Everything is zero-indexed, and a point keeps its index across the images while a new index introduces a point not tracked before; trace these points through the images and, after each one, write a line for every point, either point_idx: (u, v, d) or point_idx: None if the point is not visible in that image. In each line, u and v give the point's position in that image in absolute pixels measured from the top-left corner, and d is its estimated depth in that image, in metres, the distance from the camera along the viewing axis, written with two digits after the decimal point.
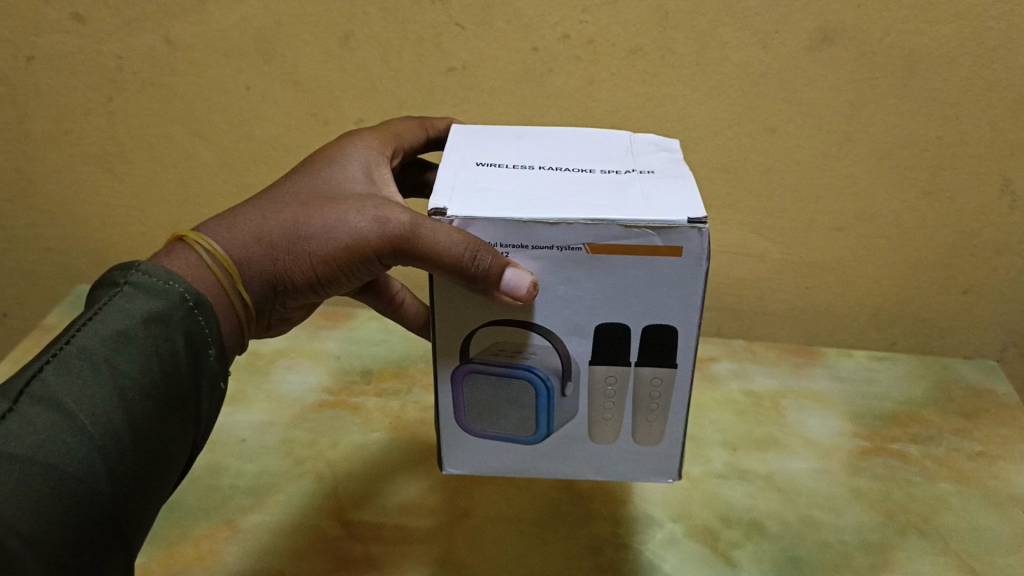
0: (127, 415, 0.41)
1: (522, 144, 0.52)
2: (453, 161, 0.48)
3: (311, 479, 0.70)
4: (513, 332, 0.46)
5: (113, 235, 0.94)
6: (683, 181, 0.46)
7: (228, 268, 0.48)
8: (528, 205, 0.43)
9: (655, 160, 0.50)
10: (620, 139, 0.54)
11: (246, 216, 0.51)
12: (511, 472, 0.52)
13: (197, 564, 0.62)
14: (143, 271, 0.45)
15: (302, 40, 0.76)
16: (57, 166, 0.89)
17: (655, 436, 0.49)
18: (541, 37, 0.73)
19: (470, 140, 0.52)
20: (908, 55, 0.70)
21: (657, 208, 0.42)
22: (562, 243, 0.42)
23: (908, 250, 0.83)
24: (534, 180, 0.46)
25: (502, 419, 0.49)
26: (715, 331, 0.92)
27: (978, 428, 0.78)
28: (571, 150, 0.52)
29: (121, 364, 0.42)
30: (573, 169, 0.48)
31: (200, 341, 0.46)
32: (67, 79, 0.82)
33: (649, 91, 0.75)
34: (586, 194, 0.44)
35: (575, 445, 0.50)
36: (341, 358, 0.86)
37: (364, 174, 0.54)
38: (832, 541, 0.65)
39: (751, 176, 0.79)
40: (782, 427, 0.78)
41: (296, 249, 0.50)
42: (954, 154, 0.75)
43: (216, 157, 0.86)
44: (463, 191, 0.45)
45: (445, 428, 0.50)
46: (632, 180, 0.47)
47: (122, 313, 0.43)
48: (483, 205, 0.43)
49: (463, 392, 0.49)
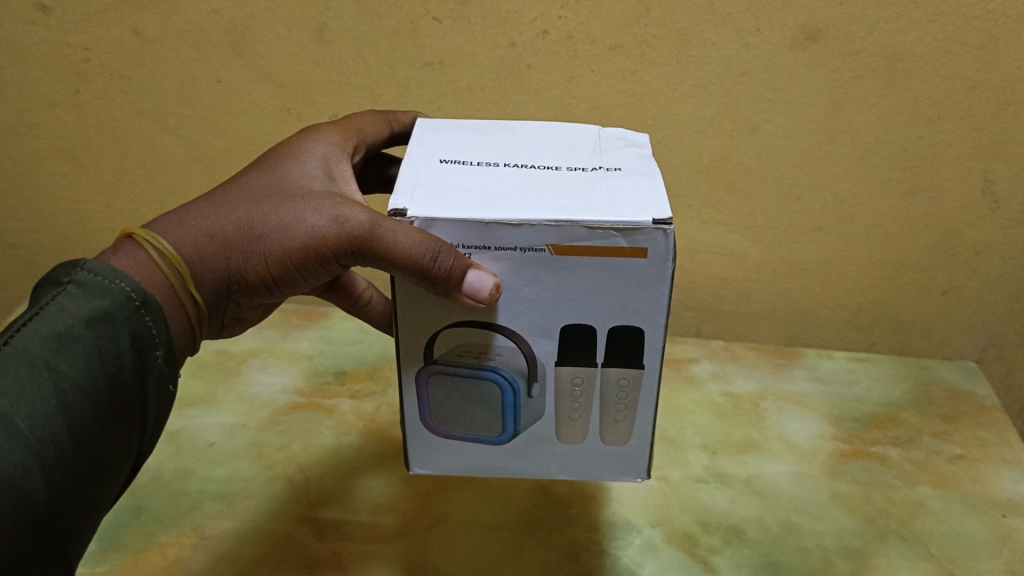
0: (67, 420, 0.40)
1: (487, 140, 0.51)
2: (416, 158, 0.47)
3: (282, 483, 0.69)
4: (478, 332, 0.45)
5: (80, 231, 0.92)
6: (649, 178, 0.45)
7: (178, 266, 0.47)
8: (491, 205, 0.41)
9: (623, 156, 0.49)
10: (588, 134, 0.53)
11: (199, 212, 0.49)
12: (478, 472, 0.50)
13: (163, 571, 0.60)
14: (87, 269, 0.43)
15: (275, 32, 0.74)
16: (23, 160, 0.86)
17: (623, 436, 0.48)
18: (519, 32, 0.72)
19: (434, 135, 0.51)
20: (890, 55, 0.69)
21: (622, 208, 0.41)
22: (525, 243, 0.41)
23: (888, 251, 0.82)
24: (498, 178, 0.45)
25: (467, 420, 0.48)
26: (695, 331, 0.92)
27: (958, 431, 0.78)
28: (536, 145, 0.50)
29: (61, 366, 0.40)
30: (538, 167, 0.46)
31: (146, 342, 0.44)
32: (31, 71, 0.80)
33: (629, 89, 0.74)
34: (550, 193, 0.43)
35: (542, 444, 0.49)
36: (315, 358, 0.85)
37: (324, 170, 0.52)
38: (812, 546, 0.64)
39: (731, 176, 0.78)
40: (760, 430, 0.77)
41: (250, 247, 0.48)
42: (936, 154, 0.75)
43: (186, 152, 0.84)
44: (425, 190, 0.43)
45: (409, 427, 0.49)
46: (597, 178, 0.45)
47: (64, 312, 0.42)
48: (445, 205, 0.42)
49: (426, 393, 0.47)
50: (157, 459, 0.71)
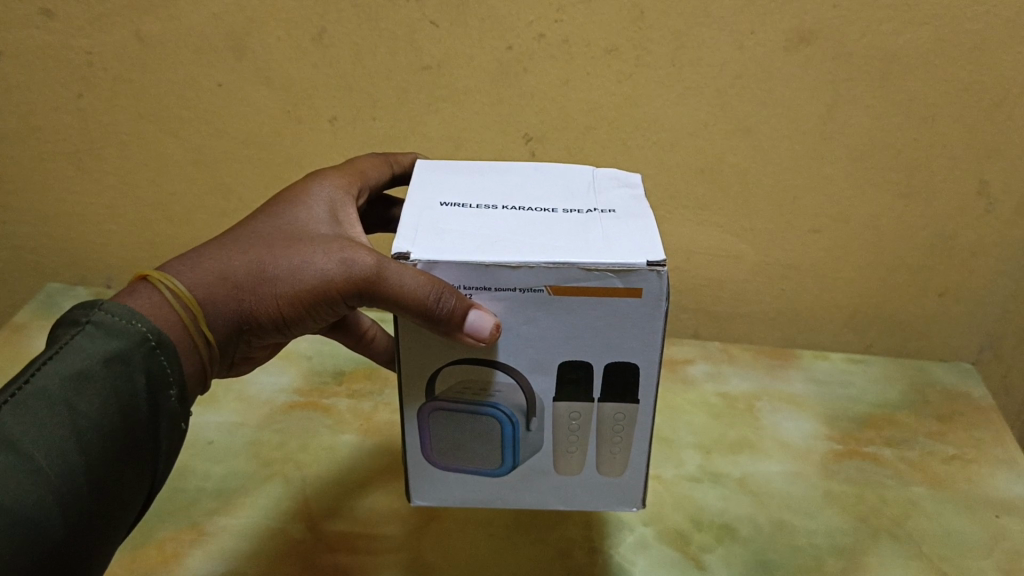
0: (84, 457, 0.41)
1: (485, 182, 0.51)
2: (416, 201, 0.48)
3: (279, 482, 0.69)
4: (478, 369, 0.46)
5: (83, 232, 0.93)
6: (642, 220, 0.46)
7: (191, 307, 0.47)
8: (491, 248, 0.42)
9: (616, 198, 0.50)
10: (583, 175, 0.53)
11: (210, 255, 0.50)
12: (478, 503, 0.51)
13: (160, 567, 0.61)
14: (105, 310, 0.45)
15: (274, 36, 0.75)
16: (27, 162, 0.87)
17: (619, 467, 0.49)
18: (516, 35, 0.73)
19: (433, 178, 0.52)
20: (884, 57, 0.70)
21: (616, 249, 0.42)
22: (524, 283, 0.42)
23: (884, 251, 0.82)
24: (496, 221, 0.45)
25: (467, 453, 0.49)
26: (692, 333, 0.92)
27: (952, 431, 0.78)
28: (532, 187, 0.51)
29: (79, 405, 0.41)
30: (534, 210, 0.47)
31: (160, 381, 0.45)
32: (36, 75, 0.81)
33: (625, 91, 0.75)
34: (547, 236, 0.44)
35: (540, 476, 0.50)
36: (314, 358, 0.85)
37: (330, 213, 0.54)
38: (804, 545, 0.64)
39: (727, 176, 0.79)
40: (755, 430, 0.77)
41: (260, 288, 0.49)
42: (931, 155, 0.75)
43: (188, 155, 0.85)
44: (426, 233, 0.44)
45: (410, 461, 0.49)
46: (592, 220, 0.46)
47: (81, 352, 0.43)
48: (446, 248, 0.42)
49: (427, 429, 0.48)
50: None
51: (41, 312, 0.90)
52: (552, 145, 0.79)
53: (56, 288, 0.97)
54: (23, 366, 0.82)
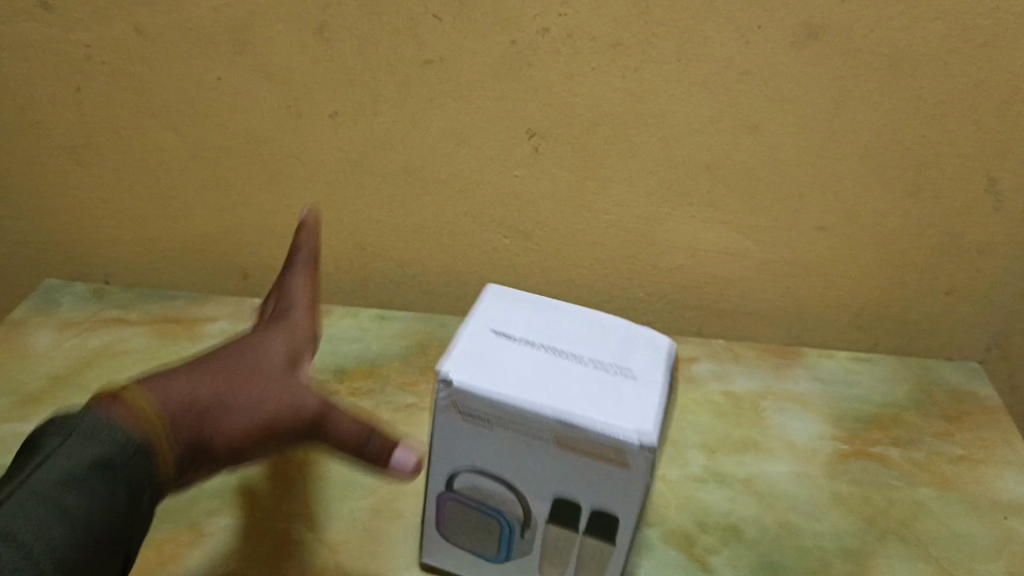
0: (75, 558, 0.44)
1: (530, 313, 0.56)
2: (469, 323, 0.54)
3: (279, 481, 0.69)
4: (480, 392, 0.49)
5: (77, 227, 0.91)
6: (654, 391, 0.50)
7: (160, 426, 0.50)
8: (516, 391, 0.50)
9: (641, 358, 0.53)
10: (617, 323, 0.57)
11: (177, 382, 0.52)
12: (507, 504, 0.54)
13: (159, 568, 0.61)
14: (89, 420, 0.48)
15: (275, 30, 0.75)
16: (22, 156, 0.86)
17: (628, 482, 0.50)
18: (519, 29, 0.72)
19: (488, 297, 0.57)
20: (891, 52, 0.70)
21: (616, 419, 0.48)
22: (536, 429, 0.50)
23: (891, 249, 0.81)
24: (529, 365, 0.52)
25: (495, 458, 0.53)
26: (697, 330, 0.89)
27: (959, 431, 0.77)
28: (568, 328, 0.55)
29: (70, 506, 0.45)
30: (564, 357, 0.53)
31: (141, 485, 0.48)
32: (34, 68, 0.80)
33: (630, 86, 0.74)
34: (566, 391, 0.50)
35: (560, 480, 0.52)
36: (315, 356, 0.83)
37: (285, 358, 0.58)
38: (811, 547, 0.64)
39: (732, 173, 0.78)
40: (760, 430, 0.76)
41: (222, 416, 0.53)
42: (938, 153, 0.75)
43: (187, 149, 0.83)
44: (466, 356, 0.52)
45: (444, 461, 0.54)
46: (608, 378, 0.51)
47: (71, 458, 0.46)
48: (478, 373, 0.50)
49: (456, 435, 0.52)
50: None
51: (36, 307, 0.89)
52: (557, 142, 0.78)
53: (54, 283, 0.95)
54: (19, 363, 0.81)
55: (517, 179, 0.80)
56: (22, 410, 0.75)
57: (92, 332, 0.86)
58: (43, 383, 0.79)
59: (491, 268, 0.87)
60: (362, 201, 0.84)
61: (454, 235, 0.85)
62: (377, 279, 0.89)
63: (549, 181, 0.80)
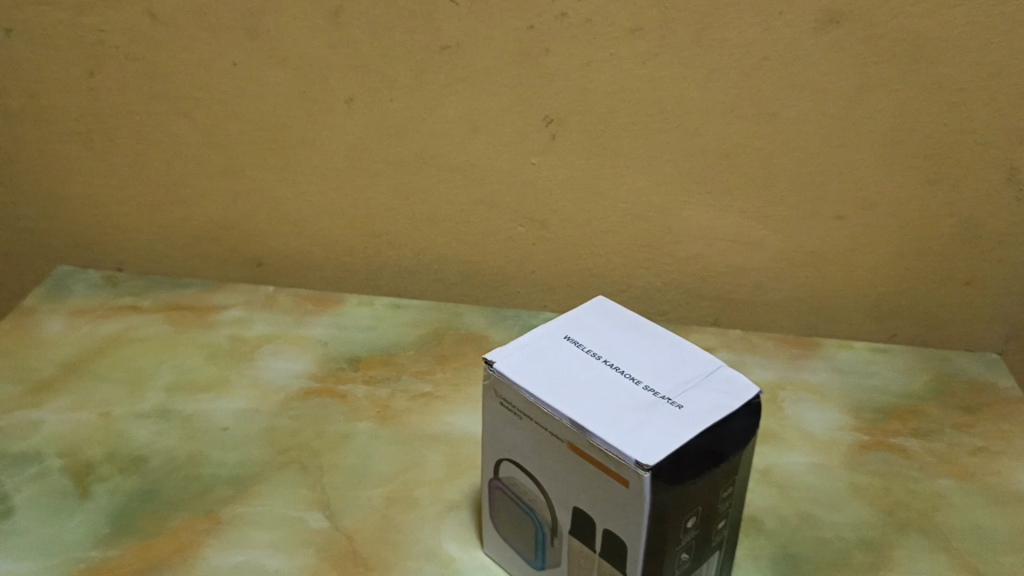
0: None
1: (621, 336, 0.57)
2: (549, 329, 0.57)
3: (295, 470, 0.68)
4: (511, 387, 0.52)
5: (89, 216, 0.90)
6: (691, 429, 0.48)
7: None
8: (548, 388, 0.51)
9: (706, 397, 0.51)
10: (706, 361, 0.54)
11: None
12: (541, 513, 0.55)
13: (175, 556, 0.61)
14: None
15: (290, 15, 0.74)
16: (34, 143, 0.86)
17: (630, 522, 0.48)
18: (537, 15, 0.71)
19: (583, 315, 0.59)
20: (911, 39, 0.69)
21: (624, 440, 0.47)
22: (553, 430, 0.50)
23: (910, 239, 0.80)
24: (580, 372, 0.53)
25: (527, 458, 0.54)
26: (713, 320, 0.88)
27: (980, 422, 0.76)
28: (649, 356, 0.55)
29: None
30: (622, 375, 0.53)
31: None
32: (48, 53, 0.80)
33: (648, 73, 0.73)
34: (598, 401, 0.50)
35: (575, 496, 0.52)
36: (329, 345, 0.83)
37: None
38: (830, 538, 0.64)
39: (751, 161, 0.77)
40: (778, 420, 0.75)
41: None
42: (959, 141, 0.74)
43: (200, 136, 0.83)
44: (524, 353, 0.54)
45: (492, 451, 0.57)
46: (656, 406, 0.50)
47: None
48: (522, 368, 0.53)
49: (500, 426, 0.55)
50: (171, 443, 0.71)
51: (48, 294, 0.88)
52: (574, 129, 0.77)
53: (67, 271, 0.93)
54: (32, 350, 0.81)
55: (533, 167, 0.80)
56: (35, 398, 0.75)
57: (104, 319, 0.86)
58: (56, 370, 0.78)
59: (505, 257, 0.86)
60: (376, 189, 0.83)
61: (469, 223, 0.84)
62: (391, 268, 0.89)
63: (565, 169, 0.79)
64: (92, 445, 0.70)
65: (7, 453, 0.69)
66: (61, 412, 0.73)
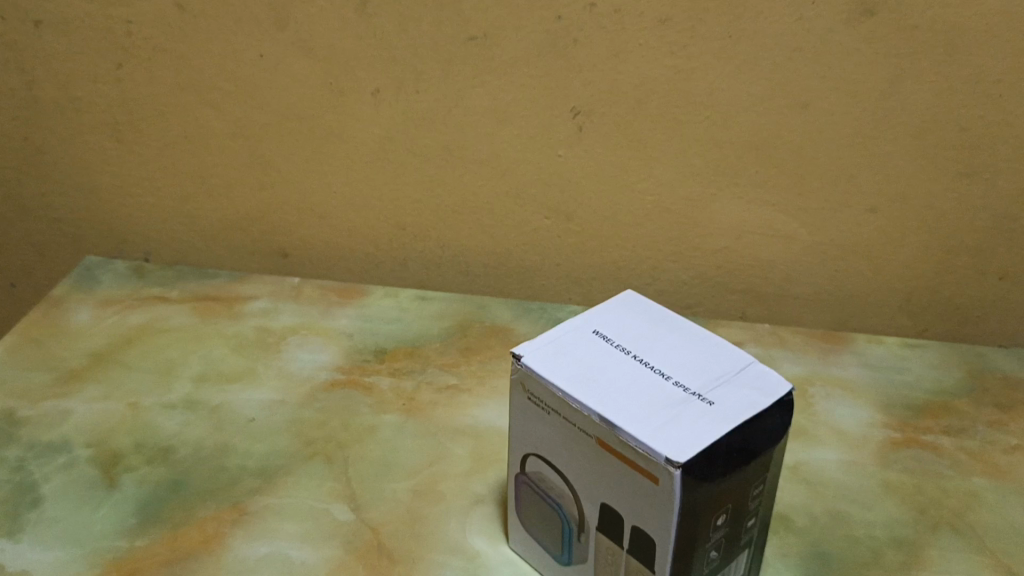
0: None
1: (650, 330, 0.56)
2: (576, 323, 0.57)
3: (320, 462, 0.68)
4: (540, 381, 0.52)
5: (116, 206, 0.90)
6: (722, 426, 0.47)
7: None
8: (577, 383, 0.51)
9: (738, 393, 0.50)
10: (738, 356, 0.54)
11: None
12: (569, 509, 0.54)
13: (202, 547, 0.61)
14: None
15: (317, 6, 0.74)
16: (63, 135, 0.86)
17: (661, 521, 0.48)
18: (565, 5, 0.71)
19: (611, 309, 0.58)
20: (947, 28, 0.68)
21: (654, 436, 0.46)
22: (581, 425, 0.50)
23: (944, 233, 0.79)
24: (609, 367, 0.52)
25: (556, 453, 0.53)
26: (740, 314, 0.87)
27: (1014, 420, 0.75)
28: (679, 351, 0.54)
29: None
30: (651, 370, 0.52)
31: None
32: (77, 44, 0.80)
33: (678, 63, 0.72)
34: (628, 396, 0.50)
35: (605, 492, 0.51)
36: (354, 336, 0.82)
37: None
38: (862, 537, 0.63)
39: (781, 153, 0.76)
40: (807, 416, 0.74)
41: None
42: (995, 133, 0.73)
43: (226, 127, 0.83)
44: (552, 347, 0.54)
45: (519, 446, 0.56)
46: (686, 402, 0.49)
47: None
48: (550, 363, 0.52)
49: (528, 420, 0.54)
50: (198, 434, 0.71)
51: (77, 284, 0.89)
52: (602, 121, 0.76)
53: (95, 261, 0.93)
54: (61, 340, 0.81)
55: (559, 158, 0.79)
56: (64, 387, 0.75)
57: (132, 309, 0.86)
58: (84, 360, 0.79)
59: (531, 249, 0.85)
60: (403, 181, 0.83)
61: (494, 215, 0.83)
62: (415, 259, 0.88)
63: (592, 160, 0.79)
64: (119, 435, 0.71)
65: (37, 442, 0.69)
66: (89, 402, 0.74)
